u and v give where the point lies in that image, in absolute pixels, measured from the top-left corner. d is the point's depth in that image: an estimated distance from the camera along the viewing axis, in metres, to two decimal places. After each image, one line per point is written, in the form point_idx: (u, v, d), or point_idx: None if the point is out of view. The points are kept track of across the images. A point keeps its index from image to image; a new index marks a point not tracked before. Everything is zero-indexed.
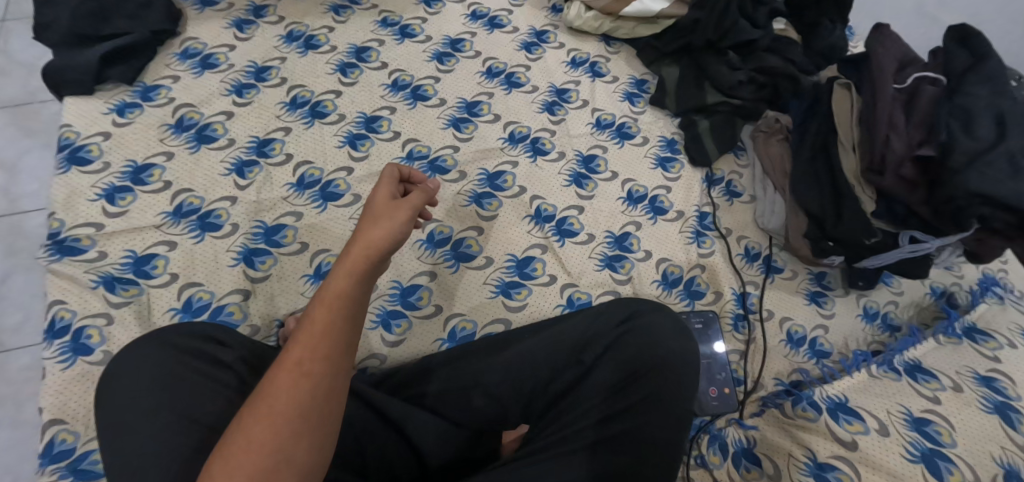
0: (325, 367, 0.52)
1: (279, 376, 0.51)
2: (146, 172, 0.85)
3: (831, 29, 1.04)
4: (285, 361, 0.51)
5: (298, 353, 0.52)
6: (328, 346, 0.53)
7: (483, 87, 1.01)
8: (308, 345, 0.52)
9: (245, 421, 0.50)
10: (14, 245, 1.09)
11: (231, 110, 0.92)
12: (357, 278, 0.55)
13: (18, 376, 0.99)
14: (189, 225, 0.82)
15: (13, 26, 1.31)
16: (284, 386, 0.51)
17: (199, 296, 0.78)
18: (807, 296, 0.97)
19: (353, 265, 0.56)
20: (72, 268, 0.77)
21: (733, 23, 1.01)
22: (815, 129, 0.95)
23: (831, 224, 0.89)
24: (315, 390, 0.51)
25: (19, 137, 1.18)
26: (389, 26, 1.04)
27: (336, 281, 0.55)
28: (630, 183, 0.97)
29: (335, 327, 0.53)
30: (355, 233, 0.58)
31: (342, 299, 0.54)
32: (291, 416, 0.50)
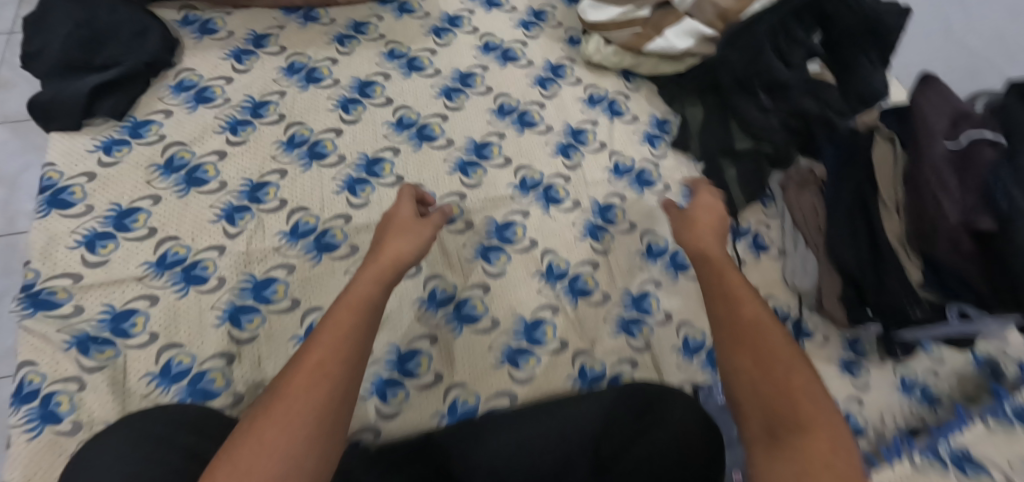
0: (339, 368, 0.52)
1: (297, 377, 0.51)
2: (130, 217, 0.79)
3: (870, 71, 0.92)
4: (306, 363, 0.52)
5: (318, 356, 0.53)
6: (349, 347, 0.54)
7: (494, 127, 0.94)
8: (328, 348, 0.53)
9: (259, 423, 0.49)
10: (8, 266, 1.04)
11: (224, 150, 0.86)
12: (382, 286, 0.61)
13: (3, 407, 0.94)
14: (173, 277, 0.76)
15: (19, 40, 1.26)
16: (301, 387, 0.51)
17: (179, 359, 0.72)
18: (839, 365, 0.90)
19: (381, 274, 0.63)
20: (46, 325, 0.71)
21: (766, 65, 0.94)
22: (853, 183, 0.86)
23: (871, 294, 0.82)
24: (332, 394, 0.51)
25: (19, 153, 1.14)
26: (395, 59, 0.97)
27: (362, 288, 0.60)
28: (649, 236, 0.90)
29: (356, 332, 0.56)
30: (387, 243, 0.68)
31: (366, 303, 0.58)
32: (309, 418, 0.49)
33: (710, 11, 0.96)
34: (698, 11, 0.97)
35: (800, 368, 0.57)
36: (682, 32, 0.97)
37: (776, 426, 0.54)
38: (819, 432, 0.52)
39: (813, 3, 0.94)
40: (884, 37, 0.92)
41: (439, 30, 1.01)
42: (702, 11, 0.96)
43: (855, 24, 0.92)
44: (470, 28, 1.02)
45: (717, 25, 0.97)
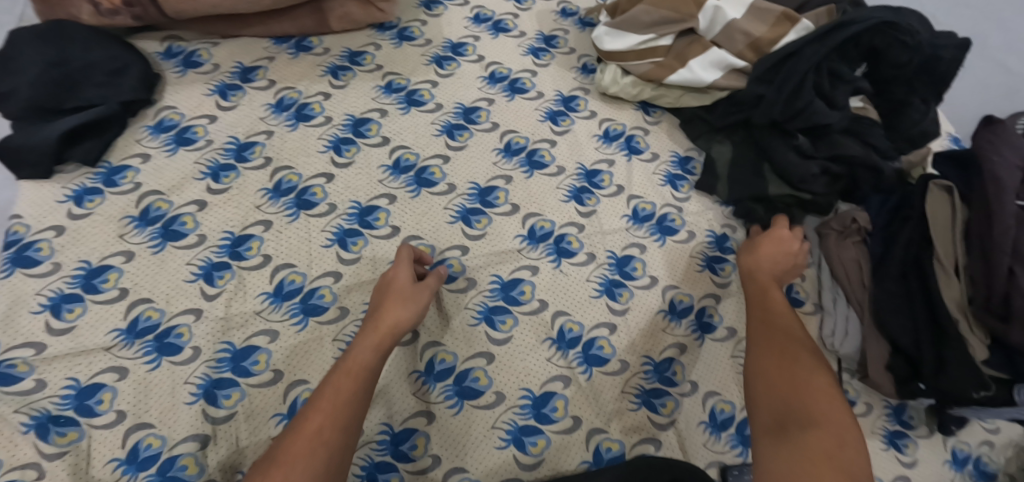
0: (338, 434, 0.56)
1: (296, 442, 0.54)
2: (100, 276, 0.72)
3: (922, 112, 0.85)
4: (307, 428, 0.55)
5: (319, 420, 0.56)
6: (348, 415, 0.57)
7: (500, 169, 0.85)
8: (328, 413, 0.57)
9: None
10: None
11: (204, 199, 0.78)
12: (380, 354, 0.63)
13: None
14: (145, 346, 0.69)
15: None
16: (301, 452, 0.54)
17: (148, 442, 0.65)
18: (884, 437, 0.81)
19: (378, 342, 0.64)
20: (3, 404, 0.65)
21: (807, 103, 0.82)
22: (906, 238, 0.76)
23: (928, 370, 0.72)
24: (329, 461, 0.54)
25: None
26: (393, 92, 0.89)
27: (362, 353, 0.63)
28: (672, 291, 0.81)
29: (357, 397, 0.59)
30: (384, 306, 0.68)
31: (365, 372, 0.61)
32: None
33: (740, 41, 0.88)
34: (727, 40, 0.89)
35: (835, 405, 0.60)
36: (708, 63, 0.88)
37: (788, 423, 0.59)
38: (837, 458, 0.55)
39: (861, 35, 0.83)
40: None
41: (442, 59, 0.93)
42: (731, 41, 0.88)
43: (907, 62, 0.83)
44: (475, 56, 0.94)
45: (747, 56, 0.88)
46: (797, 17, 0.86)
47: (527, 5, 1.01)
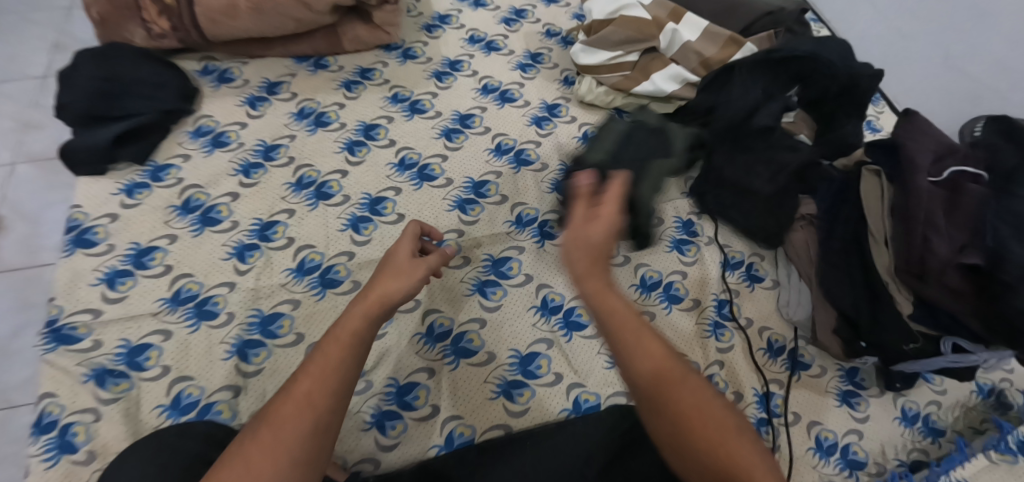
0: (327, 401, 0.53)
1: (284, 407, 0.53)
2: (148, 255, 0.84)
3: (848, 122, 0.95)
4: (294, 394, 0.53)
5: (306, 387, 0.54)
6: (336, 383, 0.54)
7: (491, 166, 0.98)
8: (316, 381, 0.54)
9: (246, 447, 0.51)
10: (27, 299, 1.12)
11: (237, 191, 0.91)
12: (371, 322, 0.59)
13: (16, 434, 1.00)
14: (186, 312, 0.81)
15: (50, 83, 1.40)
16: (289, 417, 0.52)
17: (189, 391, 0.75)
18: (837, 396, 0.90)
19: (368, 309, 0.59)
20: (66, 359, 0.75)
21: (744, 118, 0.94)
22: (844, 216, 0.88)
23: (865, 328, 0.82)
24: (317, 428, 0.52)
25: (43, 192, 1.24)
26: (399, 102, 1.03)
27: (352, 321, 0.58)
28: (644, 268, 0.93)
29: (345, 364, 0.56)
30: (383, 277, 0.64)
31: (355, 339, 0.57)
32: (293, 452, 0.51)
33: (694, 59, 1.03)
34: (683, 59, 1.04)
35: (699, 388, 0.53)
36: (668, 76, 1.03)
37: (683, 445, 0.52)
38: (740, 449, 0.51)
39: (789, 62, 0.96)
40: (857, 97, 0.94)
41: (441, 74, 1.07)
42: (686, 59, 1.03)
43: (831, 84, 0.95)
44: (470, 72, 1.08)
45: (701, 71, 1.04)
46: (742, 41, 1.02)
47: (515, 28, 1.15)
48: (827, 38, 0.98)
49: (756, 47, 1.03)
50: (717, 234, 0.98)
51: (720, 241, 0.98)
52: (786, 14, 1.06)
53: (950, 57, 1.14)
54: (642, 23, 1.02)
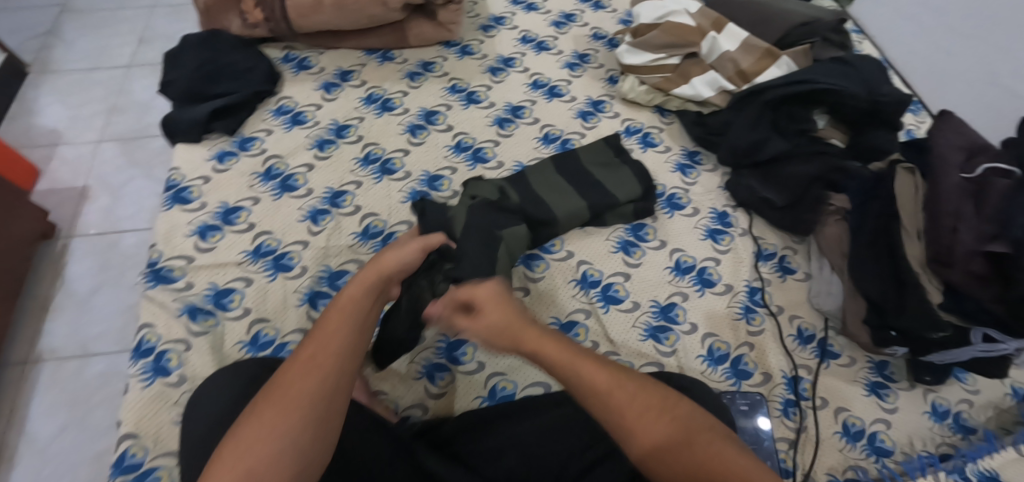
0: (333, 364, 0.59)
1: (291, 369, 0.58)
2: (234, 214, 0.95)
3: (878, 133, 0.99)
4: (300, 357, 0.59)
5: (311, 350, 0.60)
6: (340, 346, 0.61)
7: (539, 152, 1.05)
8: (321, 344, 0.60)
9: (255, 406, 0.56)
10: (107, 263, 1.25)
11: (312, 163, 1.01)
12: (366, 287, 0.66)
13: (91, 380, 1.12)
14: (265, 264, 0.91)
15: (134, 73, 1.54)
16: (297, 376, 0.58)
17: (265, 331, 0.85)
18: (866, 386, 0.91)
19: (366, 278, 0.67)
20: (164, 296, 0.86)
21: (764, 136, 1.00)
22: (875, 211, 0.90)
23: (891, 315, 0.85)
24: (323, 386, 0.58)
25: (125, 168, 1.38)
26: (456, 92, 1.12)
27: (351, 288, 0.66)
28: (678, 253, 0.98)
29: (346, 328, 0.62)
30: (380, 259, 0.70)
31: (355, 304, 0.64)
32: (301, 408, 0.56)
33: (730, 68, 1.07)
34: (720, 67, 1.08)
35: (639, 391, 0.58)
36: (705, 82, 1.08)
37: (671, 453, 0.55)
38: (694, 439, 0.56)
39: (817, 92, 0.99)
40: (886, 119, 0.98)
41: (495, 69, 1.16)
42: (723, 67, 1.07)
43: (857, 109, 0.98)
44: (522, 68, 1.16)
45: (736, 81, 1.07)
46: (778, 54, 1.05)
47: (565, 30, 1.24)
48: (859, 61, 1.01)
49: (791, 61, 1.05)
50: (752, 226, 1.03)
51: (753, 233, 1.02)
52: (822, 23, 1.07)
53: (994, 75, 1.17)
54: (685, 29, 1.08)
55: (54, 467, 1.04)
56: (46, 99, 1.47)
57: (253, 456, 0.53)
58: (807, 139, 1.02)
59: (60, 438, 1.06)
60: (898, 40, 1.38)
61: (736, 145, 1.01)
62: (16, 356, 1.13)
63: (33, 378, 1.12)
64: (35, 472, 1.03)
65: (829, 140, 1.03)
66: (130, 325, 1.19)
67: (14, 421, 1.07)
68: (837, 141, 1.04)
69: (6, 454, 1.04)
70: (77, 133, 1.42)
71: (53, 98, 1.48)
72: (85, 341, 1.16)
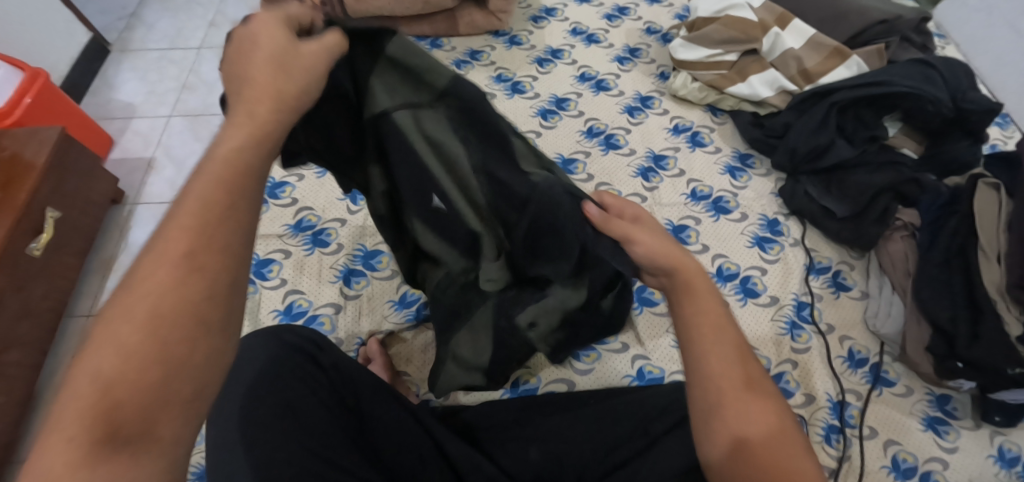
0: (197, 275, 0.38)
1: (112, 324, 0.36)
2: (280, 188, 0.96)
3: (959, 142, 0.91)
4: (131, 304, 0.37)
5: (148, 293, 0.37)
6: (197, 282, 0.38)
7: (581, 146, 1.03)
8: (157, 279, 0.37)
9: (67, 382, 0.35)
10: None
11: None
12: (236, 187, 0.41)
13: None
14: (304, 238, 0.91)
15: (205, 54, 1.62)
16: (125, 334, 0.36)
17: (299, 303, 0.85)
18: (922, 420, 0.83)
19: (225, 168, 0.41)
20: None
21: (828, 141, 0.94)
22: (952, 227, 0.82)
23: (962, 345, 0.77)
24: (184, 345, 0.37)
25: (192, 141, 1.45)
26: (502, 82, 1.11)
27: (201, 188, 0.40)
28: (721, 259, 0.93)
29: (205, 255, 0.39)
30: (241, 102, 0.44)
31: (215, 213, 0.40)
32: (156, 382, 0.36)
33: (793, 66, 1.00)
34: (783, 65, 1.01)
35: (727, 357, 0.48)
36: (765, 81, 1.02)
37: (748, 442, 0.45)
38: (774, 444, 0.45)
39: (894, 97, 0.91)
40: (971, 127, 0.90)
41: (543, 60, 1.14)
42: (785, 65, 1.01)
43: (933, 118, 0.91)
44: (570, 60, 1.14)
45: (799, 81, 1.00)
46: (849, 53, 0.97)
47: (617, 24, 1.20)
48: (943, 63, 0.93)
49: (864, 61, 0.97)
50: (805, 237, 0.96)
51: (806, 244, 0.96)
52: (903, 22, 0.98)
53: None
54: (748, 23, 1.02)
55: None
56: (126, 76, 1.58)
57: (108, 425, 0.34)
58: (876, 146, 0.95)
59: None
60: (988, 53, 1.26)
61: (796, 149, 0.95)
62: (80, 309, 1.21)
63: None
64: None
65: (901, 150, 0.96)
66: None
67: None
68: (909, 151, 0.96)
69: None
70: (150, 109, 1.51)
71: (133, 75, 1.58)
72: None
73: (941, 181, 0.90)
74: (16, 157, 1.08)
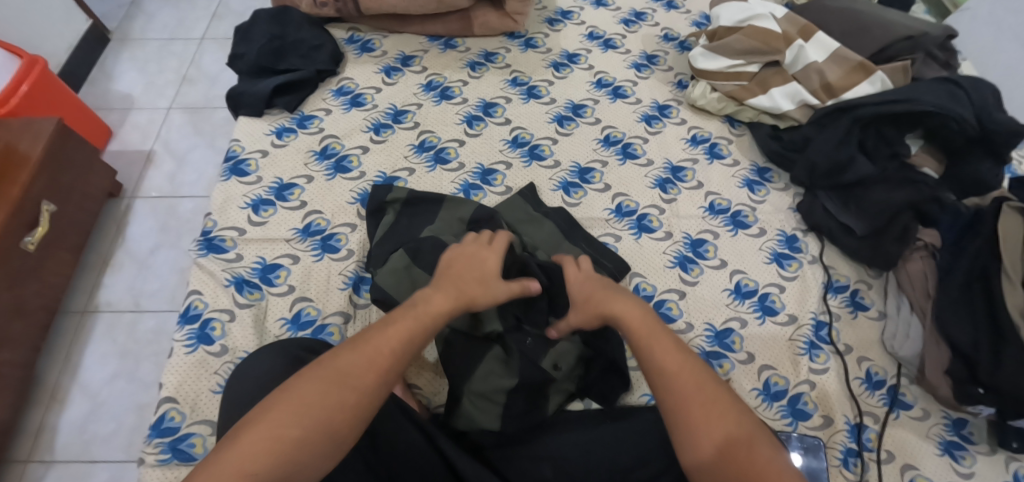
0: (369, 382, 0.58)
1: (319, 377, 0.57)
2: (288, 190, 0.93)
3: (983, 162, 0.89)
4: (333, 370, 0.58)
5: (343, 367, 0.58)
6: (367, 382, 0.58)
7: (598, 155, 1.00)
8: (353, 362, 0.58)
9: (275, 405, 0.56)
10: (166, 224, 1.28)
11: (367, 146, 0.98)
12: (412, 332, 0.62)
13: (142, 336, 1.15)
14: (313, 243, 0.88)
15: (206, 45, 1.58)
16: (315, 389, 0.56)
17: (307, 311, 0.82)
18: (939, 444, 0.81)
19: (410, 320, 0.62)
20: (214, 264, 0.85)
21: (850, 157, 0.92)
22: (973, 249, 0.81)
23: (984, 371, 0.76)
24: (343, 413, 0.56)
25: (191, 134, 1.41)
26: (517, 86, 1.08)
27: (400, 325, 0.62)
28: (739, 275, 0.91)
29: (377, 367, 0.59)
30: (455, 273, 0.69)
31: (398, 346, 0.60)
32: (316, 432, 0.55)
33: (816, 79, 0.99)
34: (805, 78, 1.00)
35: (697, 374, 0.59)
36: (785, 94, 1.00)
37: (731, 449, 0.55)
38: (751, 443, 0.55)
39: (920, 115, 0.89)
40: (995, 147, 0.88)
41: (559, 65, 1.11)
42: (808, 78, 0.99)
43: (956, 138, 0.90)
44: (587, 65, 1.11)
45: (821, 95, 0.98)
46: (873, 69, 0.96)
47: (634, 29, 1.18)
48: (969, 83, 0.91)
49: (888, 77, 0.95)
50: (823, 254, 0.95)
51: (824, 261, 0.94)
52: (928, 38, 0.97)
53: None
54: (771, 34, 1.00)
55: (100, 414, 1.06)
56: (124, 65, 1.53)
57: (284, 471, 0.53)
58: (897, 164, 0.93)
59: (110, 385, 1.09)
60: (1002, 68, 1.24)
61: (817, 164, 0.94)
62: (75, 305, 1.17)
63: (89, 327, 1.15)
64: (84, 416, 1.06)
65: (922, 169, 0.94)
66: (181, 286, 1.21)
67: (70, 366, 1.11)
68: (930, 170, 0.94)
69: (60, 396, 1.08)
70: (148, 100, 1.47)
71: (132, 65, 1.53)
72: (139, 295, 1.19)
73: (961, 202, 0.89)
74: (11, 148, 1.04)
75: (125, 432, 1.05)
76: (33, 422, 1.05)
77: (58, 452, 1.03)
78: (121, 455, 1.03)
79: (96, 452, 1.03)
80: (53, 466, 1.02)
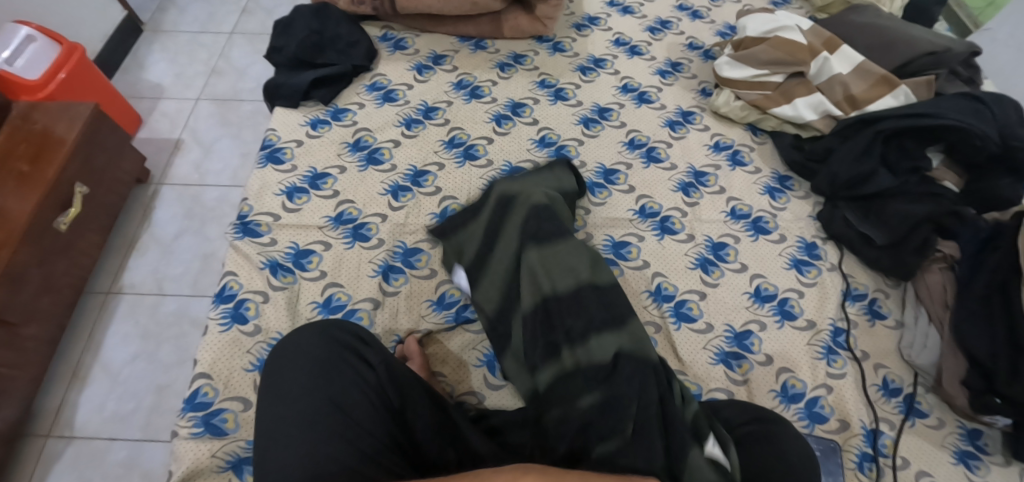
0: None
1: None
2: (321, 179, 0.95)
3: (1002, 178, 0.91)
4: None
5: None
6: None
7: (623, 157, 1.03)
8: None
9: None
10: (192, 212, 1.31)
11: (399, 140, 1.01)
12: None
13: (163, 319, 1.17)
14: (345, 231, 0.90)
15: (237, 40, 1.62)
16: None
17: (338, 296, 0.84)
18: (954, 453, 0.82)
19: None
20: (249, 247, 0.87)
21: (871, 169, 0.94)
22: (992, 264, 0.82)
23: (1002, 381, 0.77)
24: None
25: (219, 126, 1.44)
26: (545, 87, 1.10)
27: None
28: (759, 279, 0.93)
29: None
30: None
31: None
32: None
33: (839, 91, 1.01)
34: (829, 89, 1.02)
35: None
36: (809, 105, 1.02)
37: None
38: None
39: (945, 133, 0.91)
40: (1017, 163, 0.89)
41: (586, 69, 1.14)
42: (831, 90, 1.01)
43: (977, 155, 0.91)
44: (612, 70, 1.14)
45: (843, 107, 1.00)
46: (897, 82, 0.98)
47: (659, 37, 1.20)
48: (994, 101, 0.93)
49: (913, 91, 0.97)
50: (842, 262, 0.96)
51: (843, 269, 0.95)
52: (952, 54, 0.99)
53: None
54: (796, 46, 1.02)
55: (121, 393, 1.09)
56: (157, 56, 1.57)
57: None
58: (918, 177, 0.94)
59: (131, 365, 1.11)
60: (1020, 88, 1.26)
61: (838, 174, 0.96)
62: (100, 285, 1.20)
63: (113, 307, 1.18)
64: (104, 394, 1.08)
65: (943, 182, 0.95)
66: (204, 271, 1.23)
67: (92, 346, 1.13)
68: (952, 184, 0.95)
69: (81, 374, 1.10)
70: (180, 90, 1.50)
71: (164, 56, 1.57)
72: (163, 279, 1.21)
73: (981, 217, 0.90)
74: (48, 132, 1.07)
75: (144, 411, 1.07)
76: (54, 397, 1.08)
77: (78, 429, 1.05)
78: (139, 434, 1.05)
79: (113, 430, 1.05)
80: (72, 442, 1.04)
